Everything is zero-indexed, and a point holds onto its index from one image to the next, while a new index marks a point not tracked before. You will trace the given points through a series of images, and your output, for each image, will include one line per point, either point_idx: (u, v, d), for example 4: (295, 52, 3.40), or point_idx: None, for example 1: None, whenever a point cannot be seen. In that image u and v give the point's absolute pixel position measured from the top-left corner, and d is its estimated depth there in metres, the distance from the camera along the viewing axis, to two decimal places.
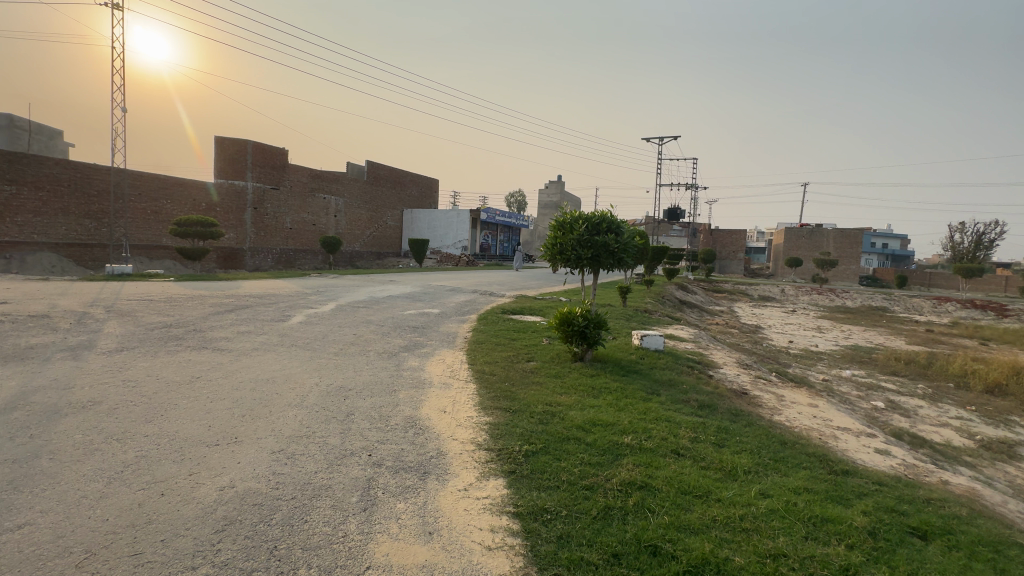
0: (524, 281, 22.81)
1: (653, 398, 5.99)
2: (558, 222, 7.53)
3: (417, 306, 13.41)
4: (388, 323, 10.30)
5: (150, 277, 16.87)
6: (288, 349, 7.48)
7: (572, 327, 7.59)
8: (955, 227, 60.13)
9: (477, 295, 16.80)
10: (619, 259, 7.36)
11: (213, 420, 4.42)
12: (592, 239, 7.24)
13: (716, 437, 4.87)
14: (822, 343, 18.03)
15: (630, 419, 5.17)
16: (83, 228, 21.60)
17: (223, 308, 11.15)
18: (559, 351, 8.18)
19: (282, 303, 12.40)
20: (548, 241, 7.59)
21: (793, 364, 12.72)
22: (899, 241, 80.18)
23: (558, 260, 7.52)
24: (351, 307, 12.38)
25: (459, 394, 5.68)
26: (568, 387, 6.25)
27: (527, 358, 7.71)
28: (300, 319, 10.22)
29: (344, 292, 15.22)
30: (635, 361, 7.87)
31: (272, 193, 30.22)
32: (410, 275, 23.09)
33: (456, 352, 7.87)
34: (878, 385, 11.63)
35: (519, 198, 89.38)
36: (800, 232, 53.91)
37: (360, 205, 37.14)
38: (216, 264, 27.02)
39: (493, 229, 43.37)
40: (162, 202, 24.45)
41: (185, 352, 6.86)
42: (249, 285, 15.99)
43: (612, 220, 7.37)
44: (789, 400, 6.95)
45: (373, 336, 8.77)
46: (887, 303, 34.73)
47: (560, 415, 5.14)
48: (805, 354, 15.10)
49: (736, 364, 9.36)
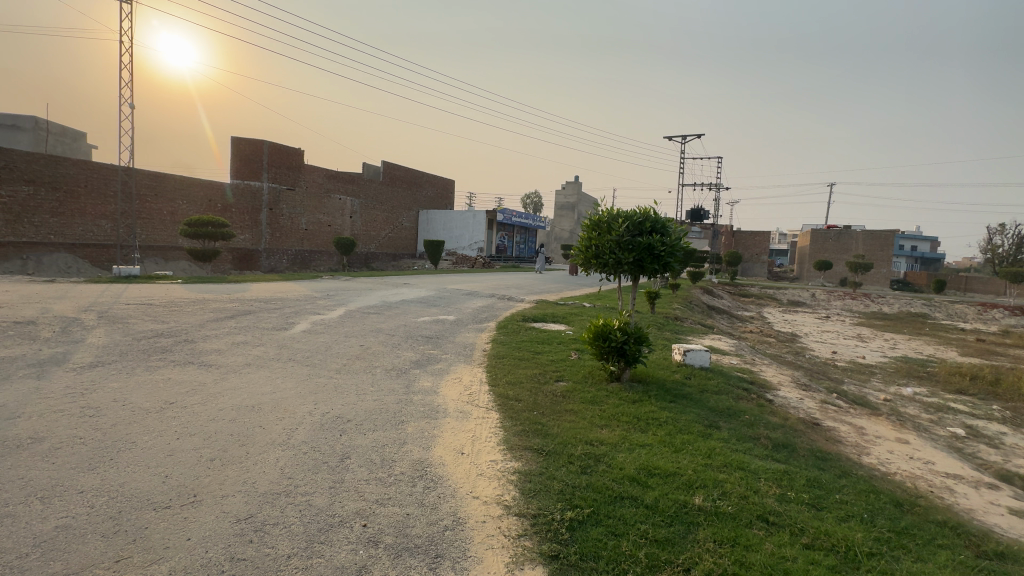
0: (544, 285, 21.76)
1: (714, 434, 4.93)
2: (592, 221, 6.53)
3: (432, 312, 12.48)
4: (400, 332, 9.37)
5: (158, 279, 16.28)
6: (286, 364, 6.58)
7: (608, 342, 6.58)
8: (994, 231, 57.05)
9: (495, 300, 15.80)
10: (665, 263, 6.27)
11: (170, 469, 3.49)
12: (634, 240, 6.20)
13: (810, 495, 3.79)
14: (869, 355, 16.56)
15: (693, 466, 4.13)
16: (99, 229, 21.28)
17: (225, 314, 10.37)
18: (591, 369, 7.15)
19: (287, 308, 11.58)
20: (581, 243, 6.60)
21: (847, 381, 11.43)
22: (930, 243, 76.91)
23: (594, 265, 6.51)
24: (361, 313, 11.50)
25: (479, 428, 4.67)
26: (609, 418, 5.23)
27: (555, 378, 6.70)
28: (305, 327, 9.37)
29: (355, 296, 14.39)
30: (680, 382, 6.77)
31: (287, 193, 29.75)
32: (425, 277, 22.30)
33: (474, 370, 6.87)
34: (948, 406, 10.31)
35: (535, 199, 88.29)
36: (828, 234, 51.73)
37: (376, 206, 36.53)
38: (230, 265, 26.61)
39: (510, 230, 42.41)
40: (178, 203, 24.06)
41: (166, 369, 5.99)
42: (257, 288, 15.22)
43: (658, 218, 6.30)
44: (872, 434, 5.81)
45: (381, 349, 7.82)
46: (927, 309, 32.80)
47: (606, 460, 4.11)
48: (855, 368, 13.74)
49: (793, 383, 8.20)
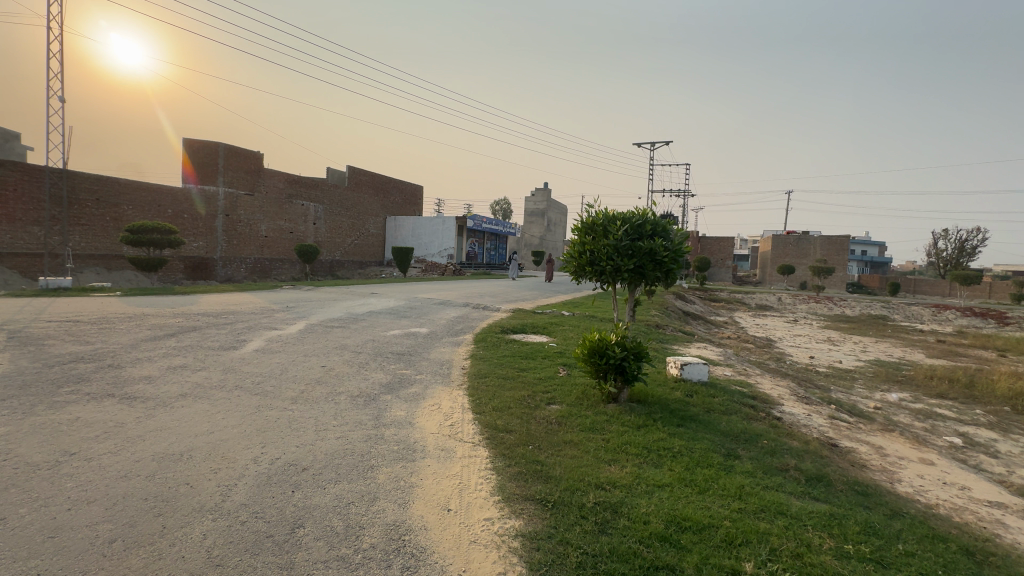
0: (518, 293, 21.06)
1: (737, 467, 4.29)
2: (585, 224, 5.83)
3: (402, 324, 11.55)
4: (368, 350, 8.41)
5: (92, 292, 14.64)
6: (231, 393, 5.57)
7: (605, 359, 5.89)
8: (938, 236, 60.27)
9: (468, 310, 14.96)
10: (667, 270, 5.64)
11: (47, 563, 2.53)
12: (633, 245, 5.54)
13: (870, 548, 3.17)
14: (845, 359, 16.57)
15: (728, 514, 3.44)
16: (31, 236, 19.20)
17: (165, 332, 9.12)
18: (584, 389, 6.44)
19: (239, 323, 10.40)
20: (573, 249, 5.90)
21: (834, 388, 11.17)
22: (878, 248, 80.91)
23: (588, 272, 5.81)
24: (324, 327, 10.46)
25: (466, 474, 3.87)
26: (615, 450, 4.52)
27: (546, 401, 5.94)
28: (258, 345, 8.29)
29: (316, 308, 13.24)
30: (684, 401, 6.14)
31: (245, 199, 28.03)
32: (394, 286, 21.23)
33: (454, 394, 6.03)
34: (934, 412, 10.16)
35: (504, 206, 88.44)
36: (787, 240, 53.26)
37: (341, 212, 35.04)
38: (182, 275, 24.74)
39: (480, 237, 41.60)
40: (122, 208, 22.12)
41: (76, 404, 4.88)
42: (206, 300, 13.83)
43: (658, 220, 5.68)
44: (894, 455, 5.32)
45: (346, 371, 6.86)
46: (886, 311, 33.94)
47: (625, 512, 3.38)
48: (836, 374, 13.59)
49: (793, 396, 7.73)
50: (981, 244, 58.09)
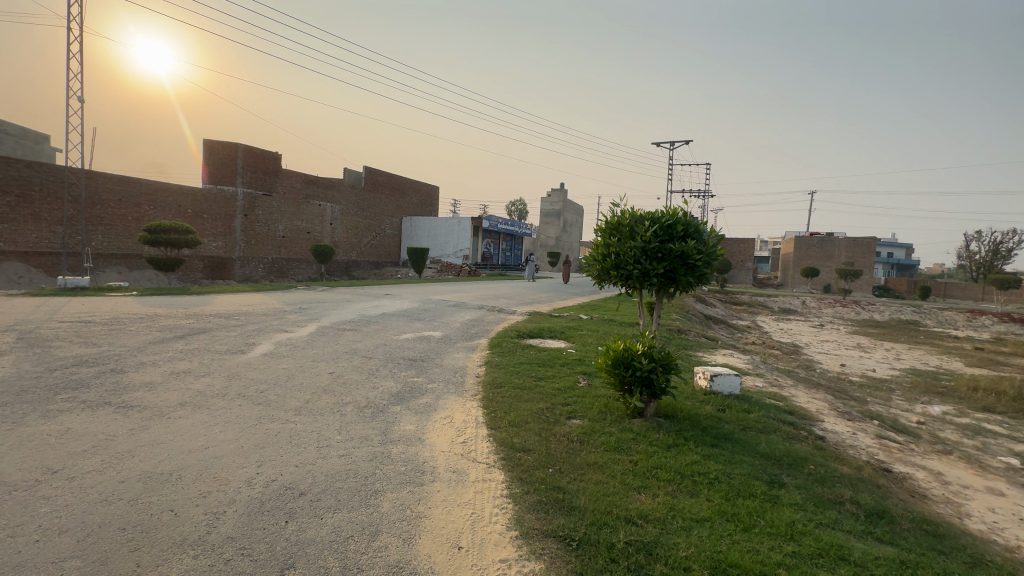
0: (535, 295, 20.63)
1: (784, 499, 3.82)
2: (610, 224, 5.40)
3: (416, 327, 11.22)
4: (378, 355, 8.08)
5: (109, 292, 14.66)
6: (232, 402, 5.27)
7: (631, 371, 5.44)
8: (971, 237, 57.86)
9: (484, 312, 14.59)
10: (700, 275, 5.16)
11: None
12: (663, 247, 5.09)
13: None
14: (879, 367, 15.73)
15: (780, 560, 2.99)
16: (55, 236, 19.44)
17: (174, 333, 8.94)
18: (606, 401, 6.01)
19: (250, 325, 10.19)
20: (597, 251, 5.49)
21: (871, 400, 10.50)
22: (905, 250, 78.40)
23: (613, 277, 5.37)
24: (335, 330, 10.19)
25: (481, 502, 3.49)
26: (646, 475, 4.08)
27: (566, 415, 5.52)
28: (267, 349, 8.03)
29: (329, 309, 13.01)
30: (716, 417, 5.65)
31: (263, 199, 28.14)
32: (408, 287, 20.99)
33: (468, 405, 5.65)
34: (984, 428, 9.44)
35: (519, 207, 88.20)
36: (810, 241, 51.86)
37: (357, 212, 35.04)
38: (202, 274, 24.96)
39: (495, 238, 41.28)
40: (143, 208, 22.33)
41: (68, 414, 4.61)
42: (220, 300, 13.71)
43: (690, 220, 5.21)
44: (957, 484, 4.77)
45: (355, 378, 6.52)
46: (917, 316, 32.62)
47: (661, 556, 2.96)
48: (871, 383, 12.87)
49: (832, 411, 7.18)
50: (1016, 247, 55.72)
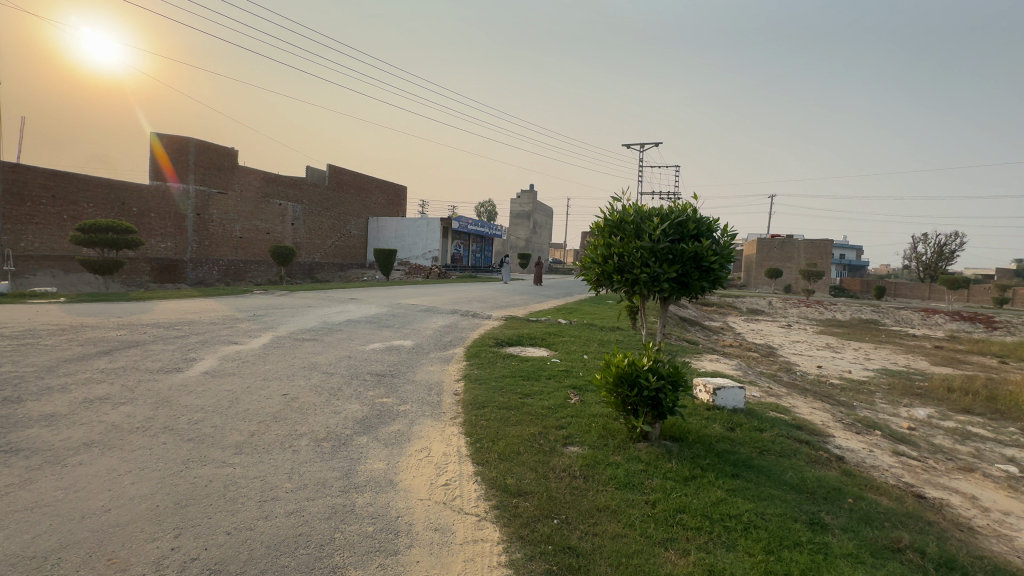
0: (509, 298, 19.87)
1: (834, 549, 3.21)
2: (611, 222, 4.72)
3: (384, 336, 10.25)
4: (341, 370, 7.11)
5: (31, 298, 12.99)
6: (154, 439, 4.24)
7: (637, 390, 4.76)
8: (919, 240, 60.46)
9: (457, 317, 13.73)
10: (714, 279, 4.53)
11: None
12: (674, 248, 4.43)
13: None
14: (853, 368, 15.74)
15: None
16: None
17: (99, 348, 7.67)
18: (603, 423, 5.30)
19: (194, 336, 8.99)
20: (596, 253, 4.79)
21: (860, 405, 10.25)
22: (856, 252, 82.12)
23: (616, 282, 4.68)
24: (292, 340, 9.12)
25: None
26: (670, 522, 3.40)
27: (562, 442, 4.79)
28: (209, 365, 6.93)
29: (287, 316, 11.86)
30: (728, 438, 5.04)
31: (218, 197, 26.25)
32: (375, 290, 19.85)
33: (448, 434, 4.83)
34: (970, 431, 9.33)
35: (488, 209, 87.72)
36: (771, 243, 53.42)
37: (320, 212, 33.40)
38: (149, 277, 22.98)
39: (465, 239, 40.32)
40: (81, 205, 20.32)
41: None
42: (162, 307, 12.31)
43: (703, 217, 4.60)
44: (998, 512, 4.31)
45: (313, 401, 5.57)
46: (876, 316, 33.74)
47: None
48: (853, 386, 12.72)
49: (838, 423, 6.73)
50: (959, 249, 58.96)
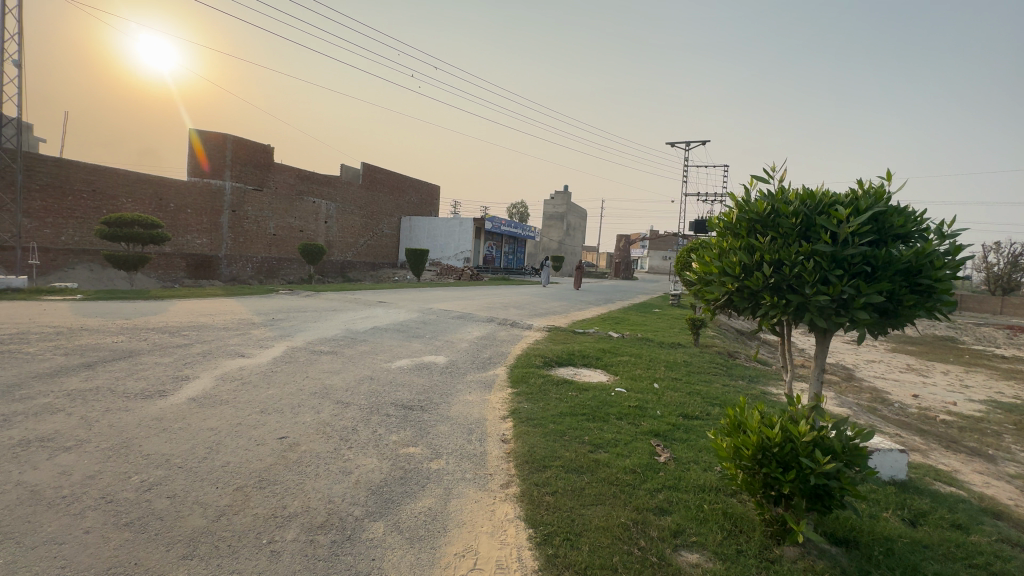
0: (548, 304, 18.25)
1: None
2: (755, 212, 3.12)
3: (414, 349, 8.86)
4: (359, 399, 5.65)
5: (49, 295, 12.35)
6: (75, 524, 2.87)
7: (793, 474, 3.08)
8: (988, 248, 55.06)
9: (494, 327, 12.26)
10: (931, 306, 2.83)
11: None
12: (873, 254, 2.77)
13: None
14: (956, 398, 13.34)
15: None
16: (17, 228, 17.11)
17: (83, 360, 6.52)
18: (720, 506, 3.64)
19: (198, 346, 7.79)
20: (729, 260, 3.16)
21: (1002, 455, 8.14)
22: None
23: (765, 305, 3.04)
24: (308, 354, 7.80)
25: None
26: None
27: (673, 543, 3.18)
28: (201, 389, 5.60)
29: (308, 322, 10.64)
30: (922, 544, 3.33)
31: (253, 194, 25.74)
32: (404, 292, 18.64)
33: (502, 520, 3.31)
34: None
35: (519, 210, 86.40)
36: None
37: (353, 210, 32.69)
38: (183, 273, 22.53)
39: (498, 240, 38.99)
40: (120, 200, 19.89)
41: None
42: (178, 308, 11.34)
43: (906, 208, 2.95)
44: None
45: (316, 452, 4.13)
46: (952, 332, 30.32)
47: None
48: (971, 424, 10.53)
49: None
50: None
